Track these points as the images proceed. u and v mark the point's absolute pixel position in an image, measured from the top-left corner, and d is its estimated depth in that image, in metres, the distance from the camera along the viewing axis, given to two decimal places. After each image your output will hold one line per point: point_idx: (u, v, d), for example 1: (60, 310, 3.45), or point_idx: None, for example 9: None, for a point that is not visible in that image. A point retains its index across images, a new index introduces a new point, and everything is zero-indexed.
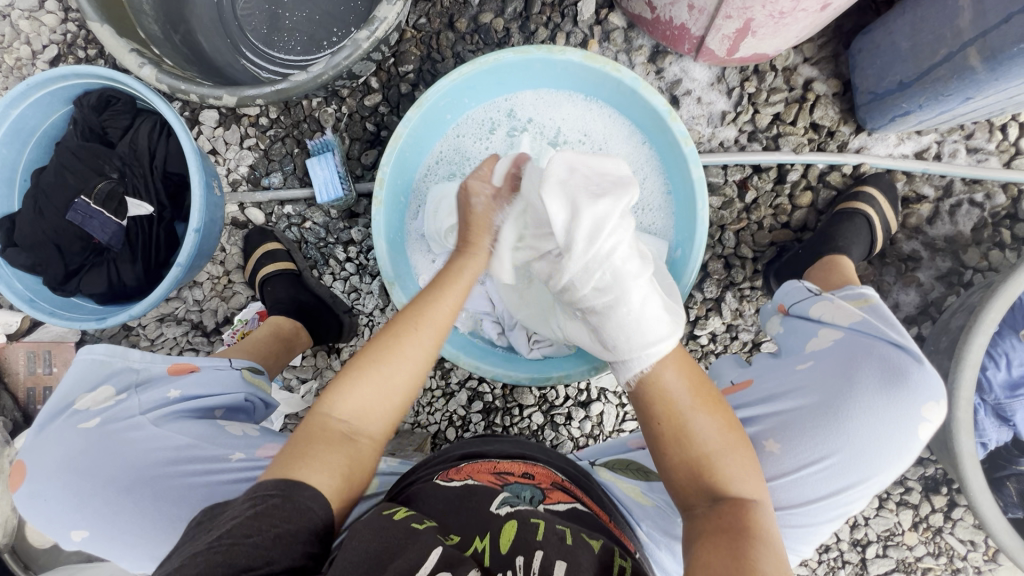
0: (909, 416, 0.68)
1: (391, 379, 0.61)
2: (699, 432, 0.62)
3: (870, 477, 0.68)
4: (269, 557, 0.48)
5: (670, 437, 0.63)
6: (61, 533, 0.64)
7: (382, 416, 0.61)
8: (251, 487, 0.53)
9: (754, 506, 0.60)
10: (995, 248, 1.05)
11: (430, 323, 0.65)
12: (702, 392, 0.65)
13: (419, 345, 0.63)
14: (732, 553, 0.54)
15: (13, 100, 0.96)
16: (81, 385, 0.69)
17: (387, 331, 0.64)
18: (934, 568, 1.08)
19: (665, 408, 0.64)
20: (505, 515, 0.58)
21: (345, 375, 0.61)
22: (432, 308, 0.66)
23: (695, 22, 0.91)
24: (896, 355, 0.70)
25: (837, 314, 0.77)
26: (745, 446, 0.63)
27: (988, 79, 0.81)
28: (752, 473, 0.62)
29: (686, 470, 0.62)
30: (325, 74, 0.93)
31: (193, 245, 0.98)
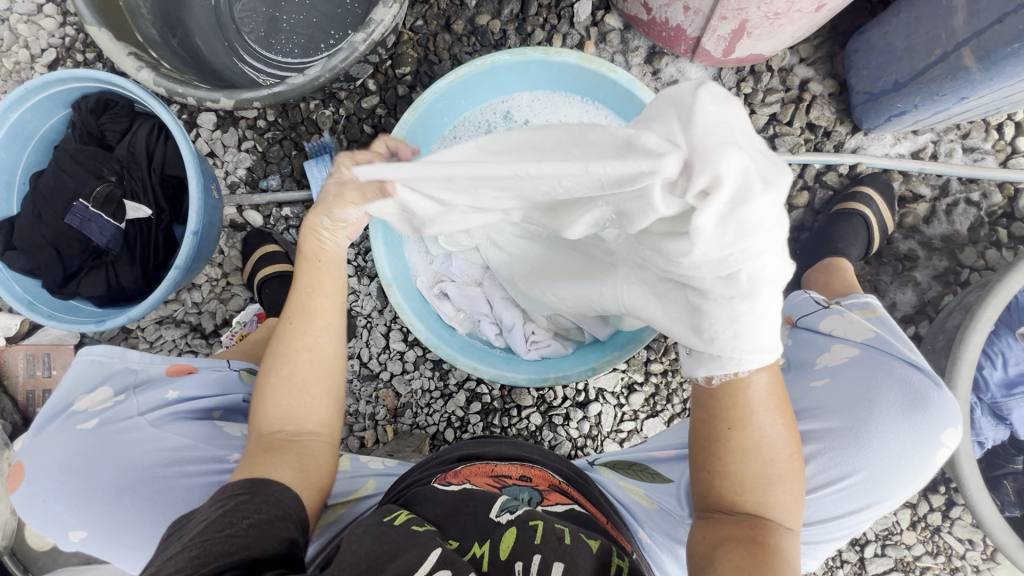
0: (929, 443, 0.68)
1: (303, 379, 0.62)
2: (767, 443, 0.57)
3: (885, 499, 0.68)
4: (246, 543, 0.49)
5: (736, 446, 0.57)
6: (59, 532, 0.64)
7: (314, 412, 0.62)
8: (215, 493, 0.54)
9: (775, 522, 0.58)
10: (992, 247, 1.05)
11: (318, 313, 0.63)
12: (783, 406, 0.58)
13: (318, 336, 0.63)
14: (760, 574, 0.53)
15: (12, 104, 0.96)
16: (77, 387, 0.69)
17: (281, 337, 0.63)
18: (932, 567, 1.08)
19: (736, 415, 0.57)
20: (506, 524, 0.57)
21: (265, 390, 0.62)
22: (312, 301, 0.63)
23: (691, 23, 0.91)
24: (915, 377, 0.70)
25: (850, 329, 0.77)
26: (798, 468, 0.59)
27: (983, 79, 0.81)
28: (795, 495, 0.59)
29: (731, 479, 0.58)
30: (322, 77, 0.93)
31: (190, 248, 0.99)
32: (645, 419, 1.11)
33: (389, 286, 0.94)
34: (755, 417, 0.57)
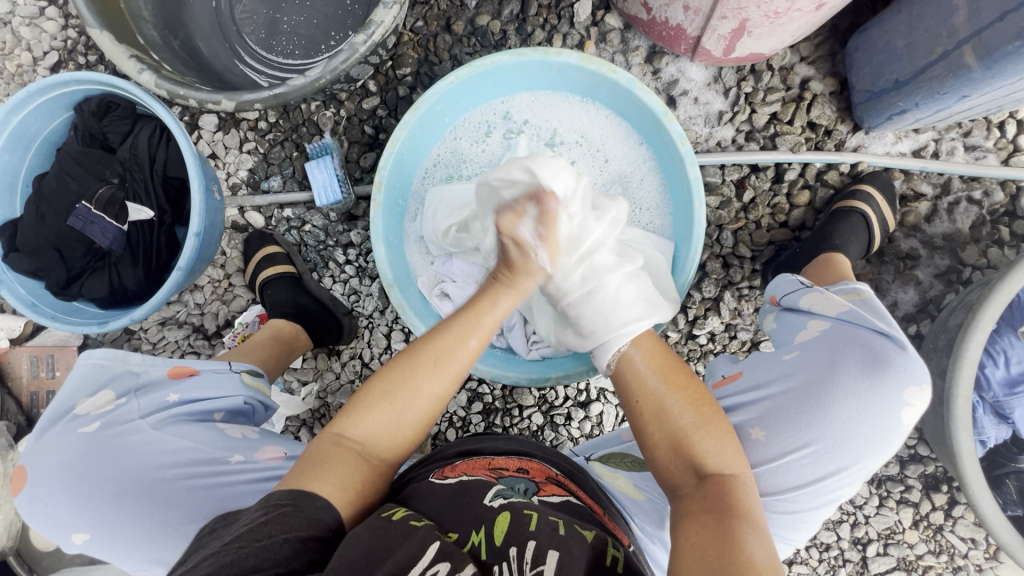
0: (892, 402, 0.67)
1: (405, 413, 0.63)
2: (673, 409, 0.67)
3: (855, 462, 0.68)
4: (277, 561, 0.49)
5: (651, 418, 0.68)
6: (62, 535, 0.64)
7: (396, 444, 0.63)
8: (264, 497, 0.55)
9: (735, 479, 0.62)
10: (994, 246, 1.05)
11: (456, 358, 0.66)
12: (669, 371, 0.71)
13: (439, 380, 0.64)
14: (717, 530, 0.56)
15: (14, 107, 0.97)
16: (80, 389, 0.70)
17: (398, 366, 0.64)
18: (935, 566, 1.07)
19: (642, 391, 0.70)
20: (498, 507, 0.58)
21: (361, 402, 0.63)
22: (450, 346, 0.66)
23: (691, 22, 0.91)
24: (879, 342, 0.70)
25: (826, 305, 0.77)
26: (720, 420, 0.66)
27: (984, 77, 0.81)
28: (730, 449, 0.64)
29: (665, 447, 0.66)
30: (323, 78, 0.93)
31: (193, 250, 0.99)
32: None
33: (391, 287, 0.94)
34: (649, 385, 0.70)
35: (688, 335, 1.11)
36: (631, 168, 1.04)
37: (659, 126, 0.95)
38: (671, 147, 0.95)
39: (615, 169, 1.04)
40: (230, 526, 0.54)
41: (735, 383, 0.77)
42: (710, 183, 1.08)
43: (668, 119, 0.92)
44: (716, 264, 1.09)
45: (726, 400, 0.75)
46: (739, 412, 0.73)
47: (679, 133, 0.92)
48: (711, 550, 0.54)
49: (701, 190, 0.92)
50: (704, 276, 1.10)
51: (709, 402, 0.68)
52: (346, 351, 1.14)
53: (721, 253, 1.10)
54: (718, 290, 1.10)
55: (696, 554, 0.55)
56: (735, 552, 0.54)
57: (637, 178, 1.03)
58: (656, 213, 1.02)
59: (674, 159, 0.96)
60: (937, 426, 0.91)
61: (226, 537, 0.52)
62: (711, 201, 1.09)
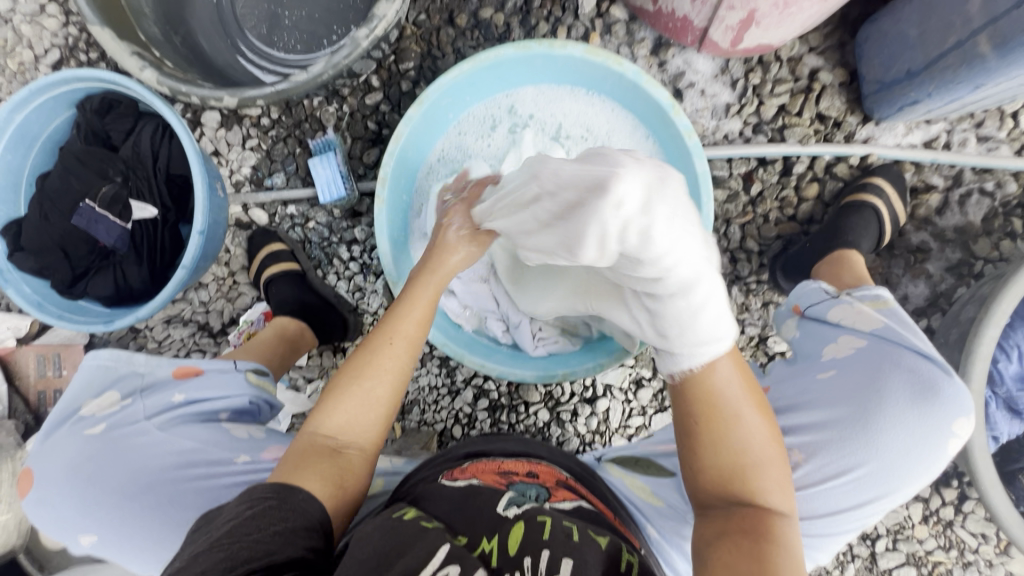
0: (938, 430, 0.67)
1: (369, 394, 0.66)
2: (750, 440, 0.62)
3: (897, 492, 0.67)
4: (272, 549, 0.49)
5: (711, 442, 0.62)
6: (70, 537, 0.65)
7: (368, 429, 0.65)
8: (244, 491, 0.55)
9: (777, 515, 0.59)
10: (1006, 238, 1.04)
11: (406, 337, 0.70)
12: (759, 405, 0.65)
13: (398, 358, 0.68)
14: (753, 552, 0.54)
15: (17, 105, 0.96)
16: (87, 391, 0.71)
17: (362, 351, 0.69)
18: (945, 561, 1.07)
19: (709, 412, 0.63)
20: (513, 518, 0.57)
21: (332, 396, 0.66)
22: (400, 324, 0.71)
23: (698, 13, 0.90)
24: (925, 367, 0.69)
25: (858, 319, 0.76)
26: (784, 463, 0.63)
27: (999, 67, 0.79)
28: (787, 491, 0.61)
29: (722, 472, 0.62)
30: (325, 73, 0.92)
31: (197, 248, 0.99)
32: (653, 414, 1.11)
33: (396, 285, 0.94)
34: (727, 403, 0.63)
35: None
36: None
37: (666, 120, 0.94)
38: (677, 140, 0.94)
39: None
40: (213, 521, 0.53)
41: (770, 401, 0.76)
42: (717, 176, 1.07)
43: (675, 112, 0.90)
44: (723, 259, 1.08)
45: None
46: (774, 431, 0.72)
47: (686, 126, 0.90)
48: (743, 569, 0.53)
49: (709, 185, 0.91)
50: None
51: (779, 442, 0.64)
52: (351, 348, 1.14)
53: (728, 248, 1.09)
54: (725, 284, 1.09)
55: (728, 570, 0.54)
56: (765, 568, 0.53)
57: None
58: None
59: (682, 153, 0.94)
60: None
61: (210, 533, 0.51)
62: (718, 195, 1.08)
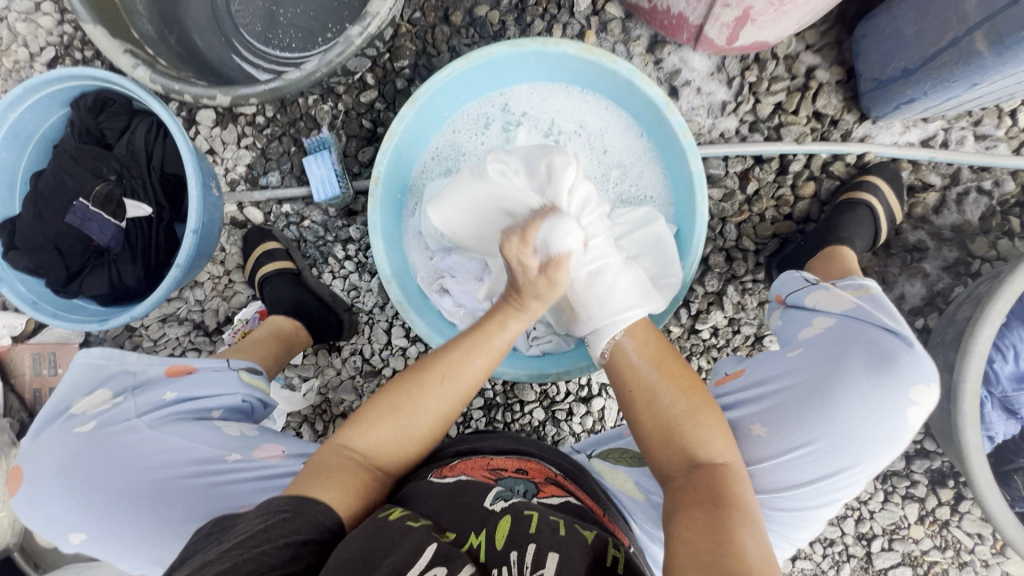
0: (898, 401, 0.66)
1: (408, 428, 0.64)
2: (664, 398, 0.67)
3: (860, 462, 0.66)
4: (278, 566, 0.48)
5: (644, 407, 0.68)
6: (59, 535, 0.65)
7: (397, 455, 0.64)
8: (262, 503, 0.54)
9: (727, 469, 0.61)
10: (1004, 237, 1.03)
11: (464, 377, 0.67)
12: (665, 361, 0.71)
13: (442, 401, 0.66)
14: (711, 521, 0.55)
15: (11, 104, 0.96)
16: (78, 388, 0.70)
17: (410, 377, 0.66)
18: (940, 561, 1.06)
19: (634, 381, 0.70)
20: (500, 510, 0.57)
21: (371, 413, 0.65)
22: (462, 364, 0.68)
23: (693, 11, 0.89)
24: (887, 339, 0.68)
25: (832, 302, 0.76)
26: (712, 408, 0.66)
27: (995, 65, 0.78)
28: (722, 436, 0.64)
29: (657, 436, 0.66)
30: (319, 72, 0.92)
31: (190, 247, 0.98)
32: None
33: (388, 283, 0.94)
34: (643, 375, 0.70)
35: (691, 330, 1.09)
36: (632, 159, 1.02)
37: (660, 118, 0.93)
38: (672, 139, 0.93)
39: (615, 158, 1.03)
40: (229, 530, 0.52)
41: (737, 380, 0.77)
42: (713, 175, 1.06)
43: (669, 110, 0.90)
44: (719, 258, 1.08)
45: (727, 398, 0.75)
46: (740, 410, 0.72)
47: (681, 124, 0.90)
48: (702, 541, 0.54)
49: (704, 183, 0.90)
50: (707, 269, 1.08)
51: (702, 392, 0.67)
52: (347, 346, 1.13)
53: (724, 247, 1.09)
54: (721, 284, 1.08)
55: (690, 545, 0.54)
56: (728, 544, 0.53)
57: (639, 171, 1.02)
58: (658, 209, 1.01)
59: (676, 151, 0.94)
60: (944, 421, 0.90)
61: (221, 543, 0.50)
62: (714, 193, 1.07)
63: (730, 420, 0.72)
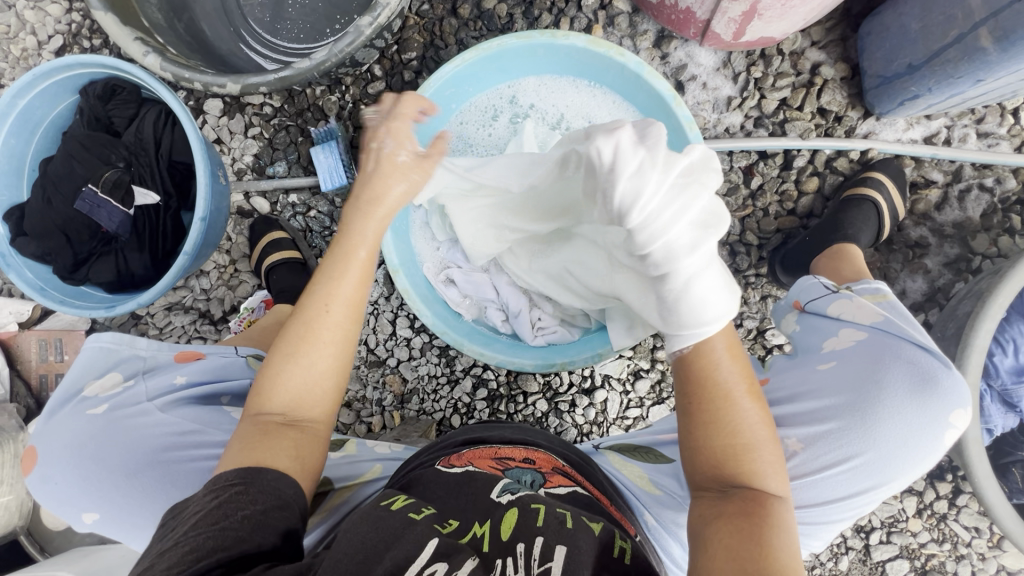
0: (938, 422, 0.68)
1: (313, 365, 0.61)
2: (739, 418, 0.60)
3: (895, 480, 0.68)
4: (241, 536, 0.49)
5: (710, 422, 0.60)
6: (73, 514, 0.66)
7: (318, 400, 0.62)
8: (210, 481, 0.54)
9: (778, 501, 0.58)
10: (1005, 234, 1.04)
11: (342, 301, 0.62)
12: (748, 379, 0.62)
13: (335, 327, 0.62)
14: (751, 536, 0.54)
15: (20, 90, 0.96)
16: (89, 371, 0.70)
17: (297, 320, 0.62)
18: (938, 554, 1.08)
19: (709, 387, 0.60)
20: (506, 504, 0.58)
21: (269, 372, 0.61)
22: (334, 285, 0.62)
23: (700, 5, 0.90)
24: (924, 358, 0.70)
25: (859, 312, 0.76)
26: (776, 444, 0.62)
27: (999, 61, 0.80)
28: (778, 470, 0.60)
29: (717, 456, 0.59)
30: (328, 61, 0.93)
31: (198, 234, 0.99)
32: (651, 406, 1.11)
33: (396, 272, 0.94)
34: (722, 385, 0.60)
35: None
36: None
37: (667, 111, 0.94)
38: (678, 131, 0.94)
39: None
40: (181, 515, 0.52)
41: (766, 393, 0.77)
42: None
43: (676, 103, 0.91)
44: (722, 252, 1.09)
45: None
46: (774, 424, 0.73)
47: (687, 117, 0.91)
48: (747, 551, 0.53)
49: None
50: None
51: (771, 427, 0.62)
52: None
53: (728, 241, 1.09)
54: None
55: (728, 555, 0.54)
56: (765, 561, 0.52)
57: None
58: None
59: (682, 144, 0.95)
60: None
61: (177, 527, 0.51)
62: (719, 188, 1.08)
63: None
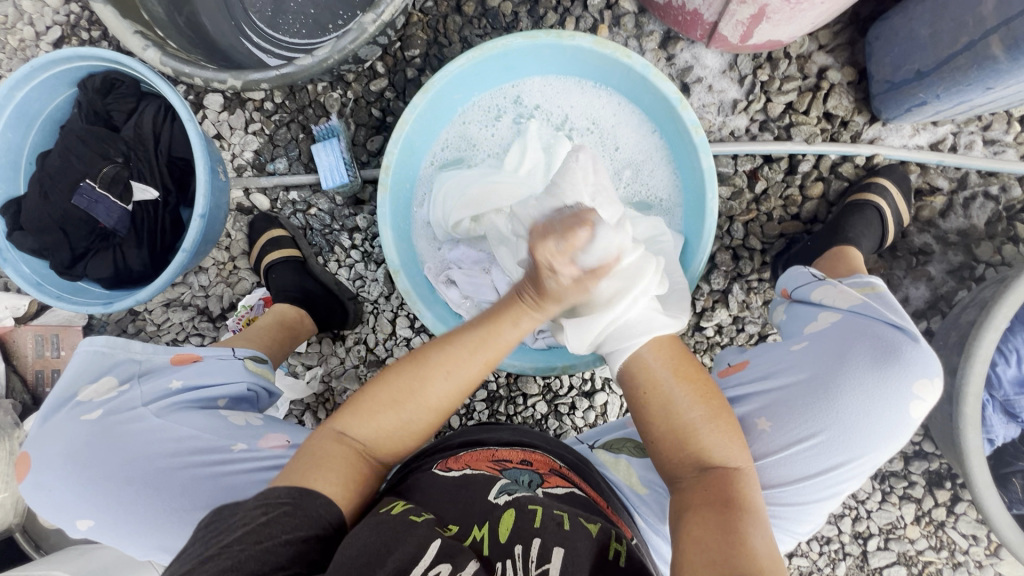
0: (902, 395, 0.67)
1: (407, 419, 0.63)
2: (680, 402, 0.65)
3: (863, 452, 0.68)
4: (283, 564, 0.48)
5: (654, 410, 0.66)
6: (68, 521, 0.65)
7: (395, 447, 0.63)
8: (260, 493, 0.53)
9: (739, 473, 0.62)
10: (1009, 243, 1.03)
11: (494, 347, 0.65)
12: (683, 368, 0.69)
13: (446, 396, 0.64)
14: (721, 522, 0.56)
15: (17, 83, 0.95)
16: (81, 377, 0.70)
17: (413, 373, 0.63)
18: (935, 561, 1.08)
19: (648, 381, 0.68)
20: (504, 505, 0.57)
21: (373, 403, 0.62)
22: (466, 366, 0.64)
23: (708, 7, 0.89)
24: (891, 334, 0.70)
25: (838, 298, 0.76)
26: (728, 413, 0.65)
27: (1010, 69, 0.79)
28: (736, 442, 0.63)
29: (669, 440, 0.65)
30: (331, 58, 0.91)
31: (197, 232, 0.98)
32: None
33: (397, 273, 0.93)
34: (655, 375, 0.68)
35: (695, 326, 1.10)
36: (643, 156, 1.02)
37: (672, 114, 0.93)
38: (684, 134, 0.93)
39: (627, 156, 1.03)
40: (225, 523, 0.50)
41: (742, 374, 0.77)
42: (722, 173, 1.06)
43: (682, 106, 0.90)
44: (725, 256, 1.08)
45: (732, 391, 0.76)
46: (748, 403, 0.73)
47: (693, 121, 0.89)
48: (713, 539, 0.55)
49: (714, 181, 0.90)
50: (713, 267, 1.09)
51: (717, 396, 0.66)
52: (351, 336, 1.13)
53: (732, 245, 1.09)
54: (726, 282, 1.09)
55: (699, 545, 0.55)
56: (738, 543, 0.54)
57: (650, 166, 1.02)
58: (666, 191, 1.01)
59: (687, 146, 0.93)
60: (945, 423, 0.90)
61: (222, 536, 0.49)
62: (723, 192, 1.07)
63: (737, 413, 0.73)
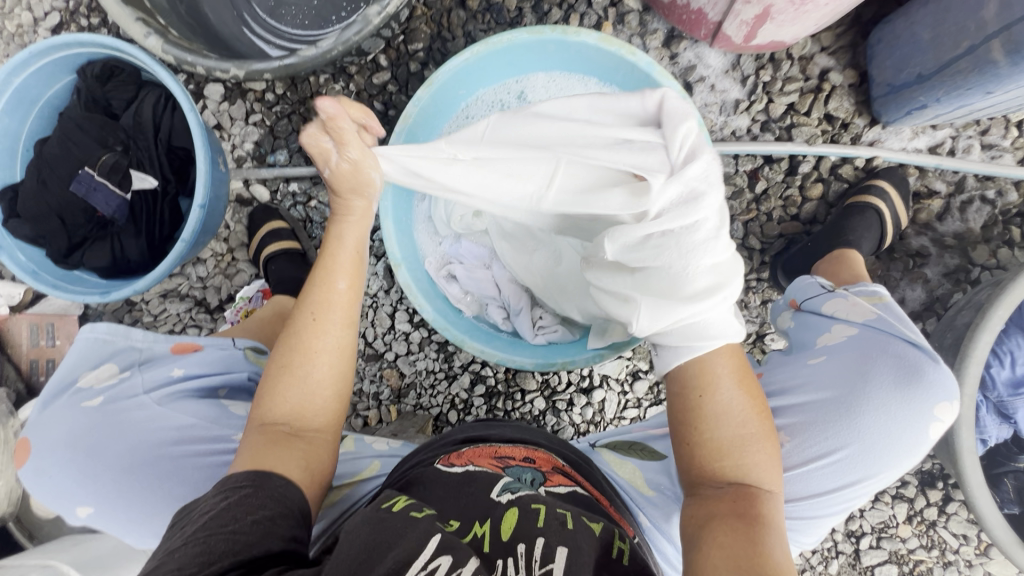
0: (921, 415, 0.69)
1: (309, 374, 0.62)
2: (727, 415, 0.62)
3: (880, 471, 0.69)
4: (251, 541, 0.48)
5: (699, 416, 0.62)
6: (67, 508, 0.65)
7: (319, 411, 0.62)
8: (218, 482, 0.53)
9: (765, 492, 0.61)
10: (1004, 246, 1.05)
11: (335, 306, 0.64)
12: (733, 370, 0.64)
13: (332, 333, 0.63)
14: (747, 534, 0.57)
15: (15, 68, 0.93)
16: (84, 362, 0.69)
17: (291, 336, 0.63)
18: (926, 560, 1.09)
19: (698, 383, 0.63)
20: (507, 502, 0.57)
21: (268, 381, 0.62)
22: (331, 292, 0.64)
23: (713, 6, 0.89)
24: (912, 353, 0.70)
25: (852, 312, 0.78)
26: (766, 432, 0.63)
27: (1010, 74, 0.79)
28: (771, 461, 0.62)
29: (709, 452, 0.62)
30: (334, 49, 0.90)
31: (196, 222, 0.97)
32: (648, 407, 1.12)
33: (398, 266, 0.93)
34: (709, 379, 0.63)
35: None
36: None
37: None
38: None
39: None
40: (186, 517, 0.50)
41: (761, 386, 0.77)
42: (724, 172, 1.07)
43: None
44: None
45: None
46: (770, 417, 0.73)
47: None
48: (741, 549, 0.55)
49: None
50: None
51: (761, 413, 0.64)
52: None
53: None
54: None
55: (724, 552, 0.56)
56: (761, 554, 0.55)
57: None
58: None
59: None
60: None
61: (184, 528, 0.49)
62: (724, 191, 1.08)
63: None
